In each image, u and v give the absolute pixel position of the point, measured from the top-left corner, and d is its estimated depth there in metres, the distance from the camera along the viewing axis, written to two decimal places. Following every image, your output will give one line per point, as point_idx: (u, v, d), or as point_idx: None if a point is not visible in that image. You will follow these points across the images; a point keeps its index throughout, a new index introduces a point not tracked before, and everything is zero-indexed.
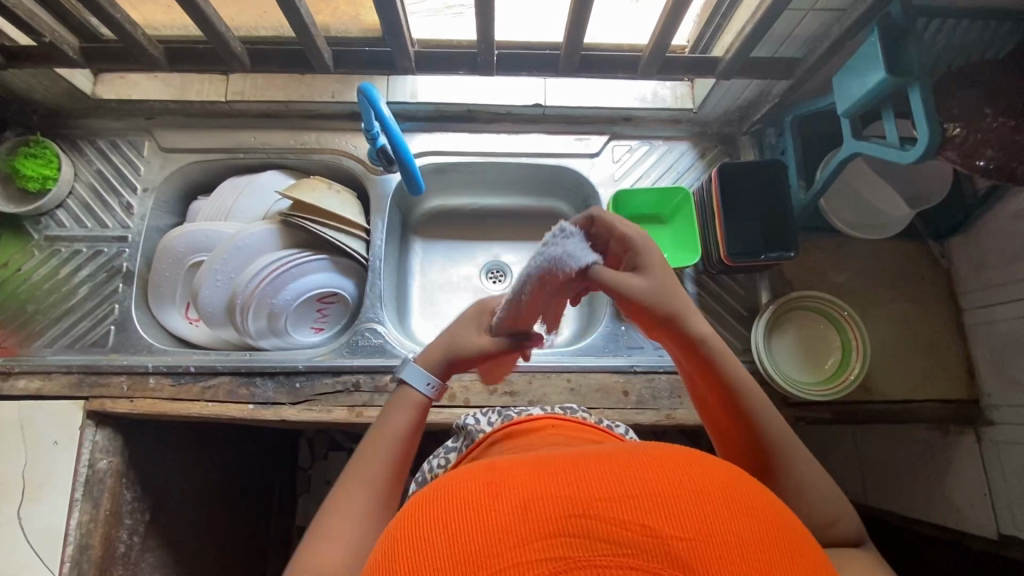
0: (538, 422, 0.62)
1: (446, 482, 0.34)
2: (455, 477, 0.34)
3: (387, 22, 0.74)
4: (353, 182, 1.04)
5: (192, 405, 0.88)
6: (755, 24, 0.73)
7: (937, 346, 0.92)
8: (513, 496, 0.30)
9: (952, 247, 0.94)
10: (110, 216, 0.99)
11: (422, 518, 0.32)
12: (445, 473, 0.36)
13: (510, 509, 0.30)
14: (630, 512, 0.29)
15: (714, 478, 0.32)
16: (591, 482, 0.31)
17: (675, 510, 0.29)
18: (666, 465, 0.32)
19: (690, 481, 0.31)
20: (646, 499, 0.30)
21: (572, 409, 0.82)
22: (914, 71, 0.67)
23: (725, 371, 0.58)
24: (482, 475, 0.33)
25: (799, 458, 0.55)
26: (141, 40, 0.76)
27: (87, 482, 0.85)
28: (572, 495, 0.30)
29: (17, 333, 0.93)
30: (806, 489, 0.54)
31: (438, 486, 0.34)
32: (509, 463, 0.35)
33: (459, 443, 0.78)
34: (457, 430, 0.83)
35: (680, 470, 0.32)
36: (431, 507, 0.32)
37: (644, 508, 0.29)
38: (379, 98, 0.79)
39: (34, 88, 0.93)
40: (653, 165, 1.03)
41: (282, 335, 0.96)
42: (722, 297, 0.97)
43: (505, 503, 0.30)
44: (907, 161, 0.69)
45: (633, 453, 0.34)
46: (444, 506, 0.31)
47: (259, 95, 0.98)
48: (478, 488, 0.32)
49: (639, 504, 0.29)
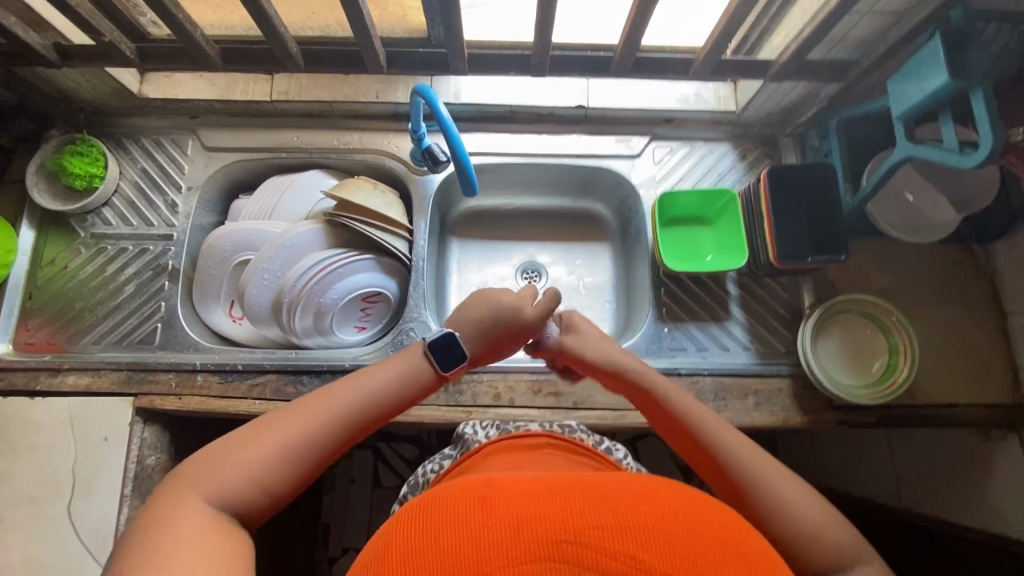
0: (538, 439, 0.66)
1: (443, 497, 0.39)
2: (453, 491, 0.39)
3: (448, 24, 0.75)
4: (392, 181, 1.05)
5: (239, 403, 0.88)
6: (814, 27, 0.73)
7: (980, 351, 0.92)
8: (508, 516, 0.36)
9: (996, 250, 0.94)
10: (155, 215, 1.00)
11: (423, 525, 0.36)
12: (444, 485, 0.41)
13: (504, 527, 0.35)
14: (620, 544, 0.34)
15: (697, 519, 0.37)
16: (583, 513, 0.36)
17: (661, 546, 0.34)
18: (662, 505, 0.37)
19: (675, 519, 0.36)
20: (637, 533, 0.35)
21: (571, 428, 0.86)
22: (978, 75, 0.66)
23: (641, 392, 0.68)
24: (479, 491, 0.39)
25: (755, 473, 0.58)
26: (198, 40, 0.77)
27: (136, 478, 0.86)
28: (566, 522, 0.35)
29: (64, 330, 0.95)
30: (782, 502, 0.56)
31: (437, 497, 0.39)
32: (506, 485, 0.40)
33: (456, 450, 0.83)
34: (456, 437, 0.86)
35: (667, 510, 0.37)
36: (430, 520, 0.37)
37: (632, 543, 0.34)
38: (435, 98, 0.79)
39: (83, 86, 0.93)
40: (693, 167, 1.03)
41: (326, 334, 0.96)
42: (765, 300, 0.97)
43: (500, 521, 0.35)
44: (967, 166, 0.69)
45: (633, 488, 0.39)
46: (444, 516, 0.36)
47: (304, 95, 0.98)
48: (478, 507, 0.37)
49: (632, 539, 0.34)
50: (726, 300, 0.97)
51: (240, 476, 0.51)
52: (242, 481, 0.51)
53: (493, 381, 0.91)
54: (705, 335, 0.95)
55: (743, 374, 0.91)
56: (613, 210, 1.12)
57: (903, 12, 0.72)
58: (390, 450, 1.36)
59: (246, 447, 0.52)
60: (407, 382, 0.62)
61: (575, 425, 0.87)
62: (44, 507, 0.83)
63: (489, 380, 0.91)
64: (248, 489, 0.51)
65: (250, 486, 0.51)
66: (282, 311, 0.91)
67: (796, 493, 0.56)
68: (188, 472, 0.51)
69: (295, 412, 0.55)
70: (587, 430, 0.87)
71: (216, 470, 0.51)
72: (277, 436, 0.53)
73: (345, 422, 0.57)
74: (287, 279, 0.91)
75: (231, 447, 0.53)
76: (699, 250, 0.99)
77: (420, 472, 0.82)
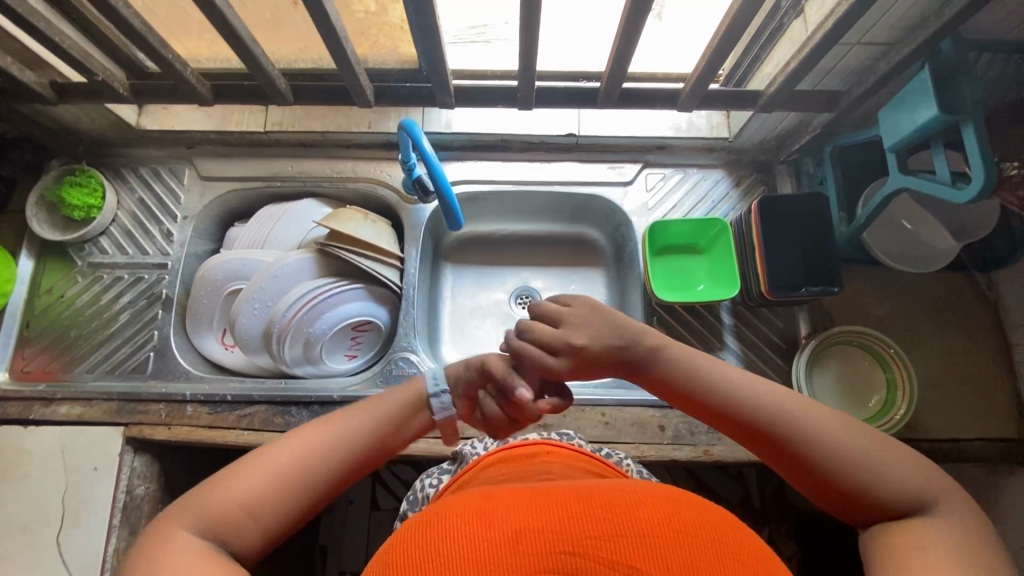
0: (534, 448, 0.62)
1: (440, 515, 0.39)
2: (453, 509, 0.40)
3: (433, 62, 0.76)
4: (385, 210, 1.05)
5: (227, 433, 0.88)
6: (802, 58, 0.72)
7: (985, 382, 0.89)
8: (506, 529, 0.36)
9: (999, 279, 0.92)
10: (151, 244, 1.01)
11: (424, 541, 0.37)
12: (439, 505, 0.41)
13: (502, 540, 0.35)
14: (616, 554, 0.34)
15: (692, 521, 0.37)
16: (580, 523, 0.36)
17: (659, 552, 0.34)
18: (656, 508, 0.38)
19: (671, 524, 0.36)
20: (634, 541, 0.35)
21: (569, 436, 0.81)
22: (968, 109, 0.65)
23: (680, 374, 0.58)
24: (472, 508, 0.39)
25: (828, 429, 0.50)
26: (190, 78, 0.78)
27: (125, 509, 0.85)
28: (562, 534, 0.35)
29: (59, 358, 0.96)
30: (857, 459, 0.49)
31: (432, 518, 0.39)
32: (504, 499, 0.40)
33: (454, 466, 0.79)
34: (456, 454, 0.83)
35: (662, 513, 0.37)
36: (423, 541, 0.37)
37: (629, 551, 0.34)
38: (419, 132, 0.80)
39: (82, 119, 0.95)
40: (686, 194, 1.02)
41: (316, 363, 0.96)
42: (759, 329, 0.95)
43: (498, 534, 0.36)
44: (959, 201, 0.68)
45: (625, 493, 0.39)
46: (445, 531, 0.37)
47: (298, 126, 1.00)
48: (472, 522, 0.37)
49: (628, 546, 0.35)
50: (720, 330, 0.96)
51: (230, 505, 0.50)
52: (231, 512, 0.49)
53: None
54: None
55: None
56: (607, 236, 1.11)
57: (891, 45, 0.72)
58: (388, 473, 1.35)
59: (245, 477, 0.51)
60: (413, 412, 0.61)
61: (574, 433, 0.82)
62: (32, 538, 0.83)
63: None
64: (239, 523, 0.50)
65: (241, 519, 0.50)
66: (273, 341, 0.91)
67: (811, 413, 0.52)
68: (195, 497, 0.51)
69: (288, 439, 0.55)
70: (583, 438, 0.82)
71: (208, 504, 0.50)
72: (271, 465, 0.52)
73: (352, 456, 0.56)
74: (276, 308, 0.90)
75: (223, 477, 0.52)
76: (692, 279, 0.98)
77: (419, 487, 0.78)
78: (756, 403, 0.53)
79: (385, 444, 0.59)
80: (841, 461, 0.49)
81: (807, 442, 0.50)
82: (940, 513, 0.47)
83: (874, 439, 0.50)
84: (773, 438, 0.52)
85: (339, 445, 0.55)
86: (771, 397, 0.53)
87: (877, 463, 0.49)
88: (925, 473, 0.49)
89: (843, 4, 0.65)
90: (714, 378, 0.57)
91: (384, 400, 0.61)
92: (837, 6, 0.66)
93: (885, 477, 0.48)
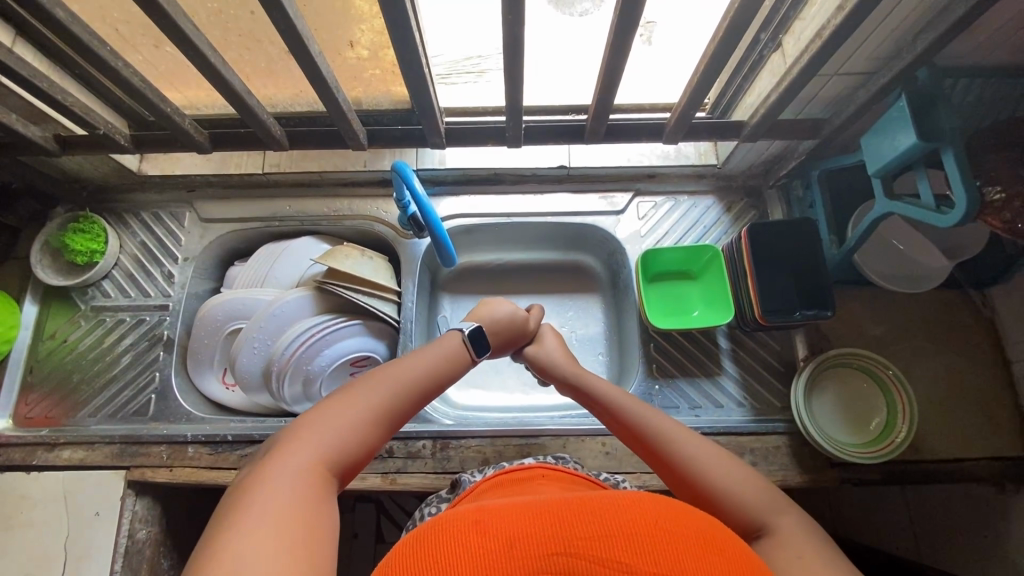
0: (529, 471, 0.59)
1: (439, 523, 0.40)
2: (449, 517, 0.40)
3: (422, 107, 0.79)
4: (382, 244, 1.07)
5: (227, 474, 0.88)
6: (782, 90, 0.74)
7: (986, 400, 0.89)
8: (499, 535, 0.37)
9: (994, 296, 0.92)
10: (152, 285, 1.03)
11: (416, 549, 0.37)
12: (437, 514, 0.42)
13: (495, 544, 0.36)
14: (606, 551, 0.35)
15: (676, 521, 0.38)
16: (571, 524, 0.37)
17: (646, 548, 0.35)
18: (641, 510, 0.38)
19: (656, 523, 0.37)
20: (622, 539, 0.36)
21: (565, 460, 0.81)
22: (948, 134, 0.66)
23: (589, 389, 0.76)
24: (470, 516, 0.39)
25: (689, 444, 0.62)
26: (188, 128, 0.81)
27: (126, 554, 0.85)
28: (553, 537, 0.36)
29: (62, 403, 0.97)
30: (710, 473, 0.59)
31: (431, 527, 0.39)
32: (497, 508, 0.41)
33: (453, 493, 0.78)
34: (456, 481, 0.81)
35: (649, 514, 0.38)
36: (421, 549, 0.37)
37: (618, 548, 0.35)
38: (411, 175, 0.82)
39: (86, 167, 0.98)
40: (678, 221, 1.03)
41: (316, 400, 0.97)
42: (758, 353, 0.96)
43: (491, 540, 0.36)
44: (945, 225, 0.68)
45: (611, 498, 0.40)
46: (444, 536, 0.37)
47: (296, 167, 1.03)
48: (471, 529, 0.38)
49: (617, 543, 0.35)
50: (718, 355, 0.96)
51: (332, 431, 0.55)
52: (335, 439, 0.55)
53: (481, 446, 0.90)
54: (698, 392, 0.94)
55: (740, 432, 0.88)
56: (602, 263, 1.12)
57: (868, 74, 0.73)
58: (393, 504, 1.34)
59: (340, 409, 0.57)
60: (460, 359, 0.73)
61: (570, 457, 0.82)
62: None
63: (477, 446, 0.90)
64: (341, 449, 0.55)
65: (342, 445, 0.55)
66: (273, 379, 0.92)
67: (676, 431, 0.64)
68: (296, 431, 0.55)
69: (371, 379, 0.62)
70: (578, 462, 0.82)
71: (307, 433, 0.54)
72: (355, 407, 0.58)
73: (418, 393, 0.65)
74: (276, 347, 0.91)
75: (319, 412, 0.57)
76: (687, 304, 0.99)
77: (417, 514, 0.76)
78: (642, 414, 0.68)
79: (436, 387, 0.68)
80: (693, 467, 0.60)
81: (674, 451, 0.62)
82: (783, 523, 0.52)
83: (723, 456, 0.61)
84: (649, 442, 0.65)
85: (412, 381, 0.65)
86: (648, 411, 0.68)
87: (721, 477, 0.58)
88: (764, 490, 0.56)
89: (815, 41, 0.67)
90: (611, 396, 0.73)
91: (436, 349, 0.72)
92: (812, 42, 0.68)
93: (734, 492, 0.56)
